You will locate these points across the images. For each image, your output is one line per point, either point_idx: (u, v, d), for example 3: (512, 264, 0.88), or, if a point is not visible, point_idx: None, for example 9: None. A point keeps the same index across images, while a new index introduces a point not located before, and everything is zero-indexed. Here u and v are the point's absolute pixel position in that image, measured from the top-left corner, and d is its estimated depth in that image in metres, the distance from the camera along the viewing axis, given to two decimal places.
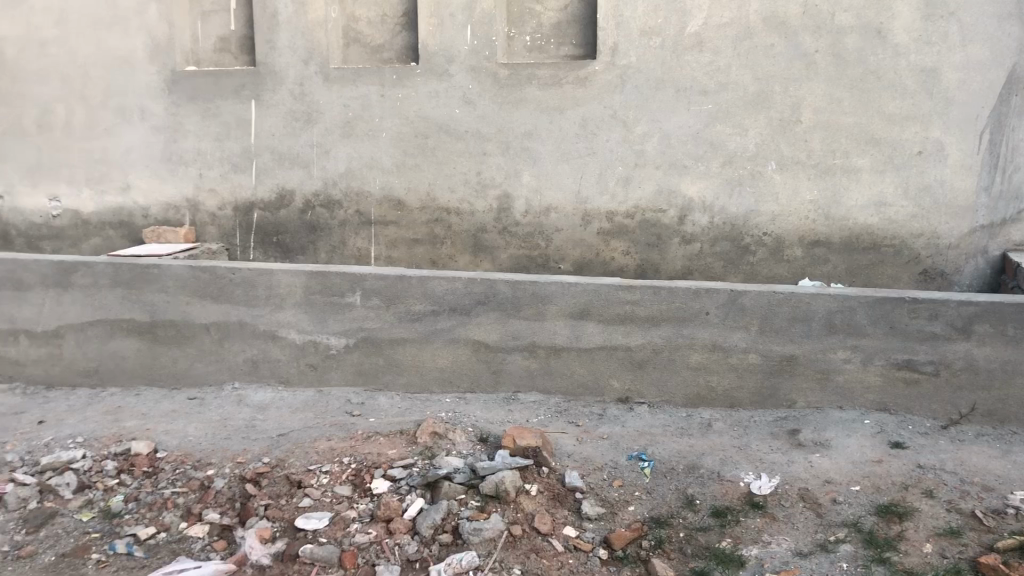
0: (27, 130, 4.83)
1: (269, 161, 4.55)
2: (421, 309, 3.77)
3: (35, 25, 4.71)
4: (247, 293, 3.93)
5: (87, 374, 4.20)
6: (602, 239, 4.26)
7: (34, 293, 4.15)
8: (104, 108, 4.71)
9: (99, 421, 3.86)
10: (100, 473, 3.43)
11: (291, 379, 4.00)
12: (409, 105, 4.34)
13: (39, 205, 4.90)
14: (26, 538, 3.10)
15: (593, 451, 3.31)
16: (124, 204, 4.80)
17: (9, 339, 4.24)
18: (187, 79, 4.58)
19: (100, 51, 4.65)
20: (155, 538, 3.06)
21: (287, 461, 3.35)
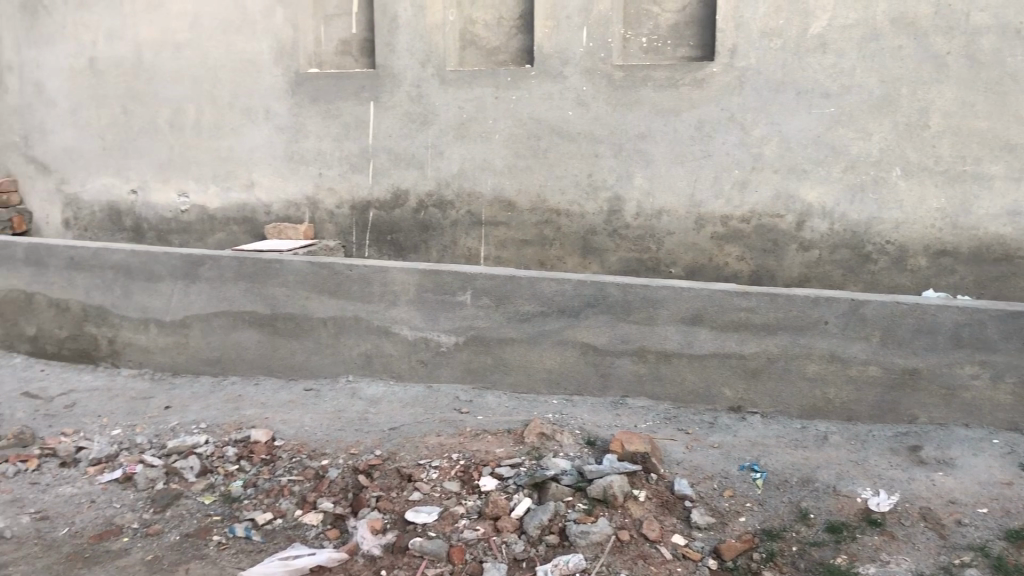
0: (160, 128, 5.07)
1: (385, 161, 4.66)
2: (531, 310, 3.79)
3: (170, 29, 4.95)
4: (362, 289, 4.03)
5: (210, 363, 4.38)
6: (716, 243, 4.19)
7: (164, 284, 4.37)
8: (231, 108, 4.91)
9: (221, 408, 4.02)
10: (222, 459, 3.57)
11: (402, 374, 4.07)
12: (523, 107, 4.37)
13: (169, 200, 5.13)
14: (153, 517, 3.26)
15: (702, 459, 3.26)
16: (248, 200, 4.98)
17: (140, 327, 4.46)
18: (309, 81, 4.73)
19: (230, 53, 4.86)
20: (272, 523, 3.17)
21: (398, 455, 3.42)
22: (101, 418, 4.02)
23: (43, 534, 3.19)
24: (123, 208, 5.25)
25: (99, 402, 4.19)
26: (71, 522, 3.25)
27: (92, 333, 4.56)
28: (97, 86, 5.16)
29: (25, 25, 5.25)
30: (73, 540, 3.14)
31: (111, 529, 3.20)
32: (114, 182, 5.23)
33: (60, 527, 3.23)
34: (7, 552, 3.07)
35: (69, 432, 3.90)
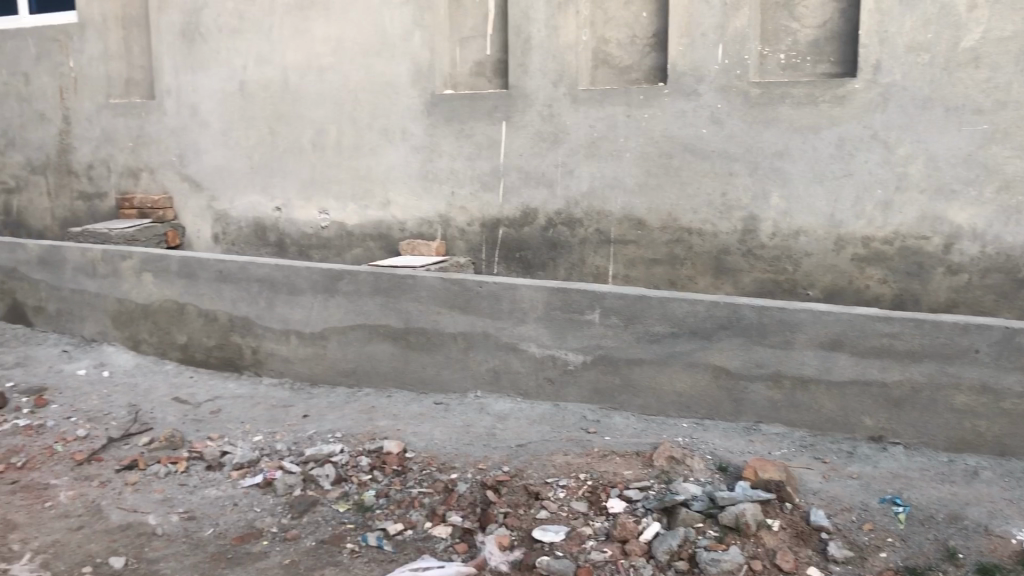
0: (304, 148, 5.29)
1: (516, 180, 4.71)
2: (661, 331, 3.75)
3: (315, 53, 5.17)
4: (492, 306, 4.09)
5: (345, 374, 4.52)
6: (857, 265, 4.04)
7: (304, 297, 4.55)
8: (370, 129, 5.08)
9: (355, 418, 4.14)
10: (355, 468, 3.68)
11: (530, 391, 4.08)
12: (655, 126, 4.34)
13: (310, 217, 5.34)
14: (291, 522, 3.39)
15: (841, 489, 3.13)
16: (384, 217, 5.12)
17: (282, 338, 4.65)
18: (444, 102, 4.84)
19: (370, 75, 5.04)
20: (403, 534, 3.24)
21: (526, 472, 3.44)
22: (244, 425, 4.22)
23: (191, 533, 3.36)
24: (267, 224, 5.49)
25: (242, 409, 4.39)
26: (216, 523, 3.42)
27: (238, 343, 4.79)
28: (246, 108, 5.43)
29: (183, 52, 5.59)
30: (218, 540, 3.30)
31: (252, 532, 3.34)
32: (259, 199, 5.49)
33: (205, 527, 3.40)
34: (158, 548, 3.25)
35: (215, 437, 4.10)
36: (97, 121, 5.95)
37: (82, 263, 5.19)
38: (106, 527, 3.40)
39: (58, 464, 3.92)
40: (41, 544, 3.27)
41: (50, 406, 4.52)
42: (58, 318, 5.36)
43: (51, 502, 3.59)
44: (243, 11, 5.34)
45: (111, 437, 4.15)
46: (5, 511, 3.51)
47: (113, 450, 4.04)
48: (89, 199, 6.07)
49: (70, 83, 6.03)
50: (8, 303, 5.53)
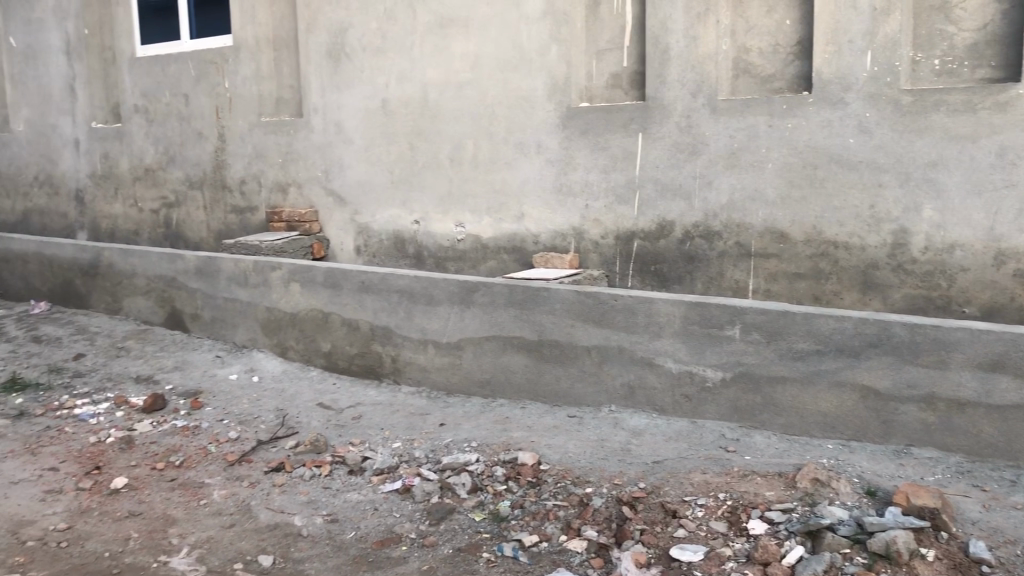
0: (442, 162, 5.41)
1: (653, 192, 4.66)
2: (805, 348, 3.63)
3: (454, 69, 5.28)
4: (628, 319, 4.06)
5: (480, 385, 4.57)
6: (1019, 282, 3.80)
7: (442, 308, 4.64)
8: (506, 143, 5.14)
9: (490, 429, 4.18)
10: (491, 478, 3.72)
11: (666, 407, 4.02)
12: (799, 136, 4.21)
13: (447, 230, 5.45)
14: (429, 529, 3.46)
15: (1003, 520, 2.94)
16: (519, 230, 5.17)
17: (419, 348, 4.75)
18: (580, 115, 4.85)
19: (507, 90, 5.10)
20: (538, 546, 3.25)
21: (663, 489, 3.39)
22: (383, 431, 4.33)
23: (334, 535, 3.47)
24: (406, 236, 5.63)
25: (382, 416, 4.51)
26: (357, 527, 3.52)
27: (378, 352, 4.92)
28: (387, 124, 5.60)
29: (329, 71, 5.81)
30: (359, 544, 3.39)
31: (392, 536, 3.42)
32: (399, 213, 5.64)
33: (347, 530, 3.50)
34: (304, 548, 3.37)
35: (356, 442, 4.23)
36: (250, 138, 6.26)
37: (235, 274, 5.47)
38: (255, 526, 3.55)
39: (212, 464, 4.13)
40: (197, 540, 3.45)
41: (204, 408, 4.77)
42: (212, 325, 5.65)
43: (206, 500, 3.78)
44: (386, 30, 5.52)
45: (260, 440, 4.35)
46: (165, 507, 3.72)
47: (262, 452, 4.22)
48: (241, 212, 6.40)
49: (225, 103, 6.37)
50: (167, 311, 5.87)
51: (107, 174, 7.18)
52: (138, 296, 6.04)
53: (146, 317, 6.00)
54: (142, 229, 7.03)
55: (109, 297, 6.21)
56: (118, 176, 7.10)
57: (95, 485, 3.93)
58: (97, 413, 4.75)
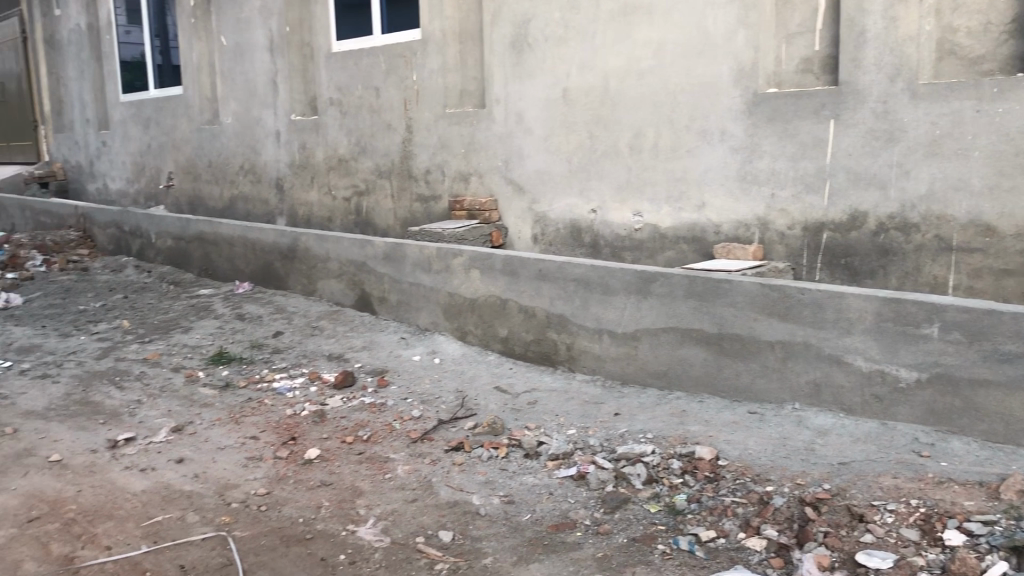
0: (621, 151, 5.38)
1: (844, 181, 4.45)
2: (1013, 350, 3.36)
3: (636, 57, 5.23)
4: (815, 314, 3.90)
5: (657, 376, 4.53)
6: None
7: (619, 298, 4.62)
8: (688, 130, 5.05)
9: (667, 421, 4.15)
10: (667, 470, 3.69)
11: (854, 407, 3.85)
12: (1011, 121, 3.91)
13: (625, 219, 5.42)
14: (603, 516, 3.47)
15: None
16: (699, 220, 5.08)
17: (595, 337, 4.76)
18: (768, 101, 4.69)
19: (691, 77, 5.00)
20: (715, 542, 3.20)
21: (849, 492, 3.25)
22: (559, 417, 4.38)
23: (510, 516, 3.55)
24: (584, 225, 5.65)
25: (558, 402, 4.56)
26: (533, 510, 3.58)
27: (554, 339, 4.97)
28: (567, 114, 5.62)
29: (511, 62, 5.89)
30: (535, 526, 3.45)
31: (567, 521, 3.46)
32: (577, 201, 5.66)
33: (523, 512, 3.57)
34: (482, 527, 3.47)
35: (533, 427, 4.30)
36: (435, 129, 6.47)
37: (420, 259, 5.67)
38: (436, 502, 3.68)
39: (396, 440, 4.31)
40: (382, 512, 3.62)
41: (389, 387, 4.99)
42: (398, 308, 5.90)
43: (391, 474, 3.96)
44: (569, 19, 5.52)
45: (441, 419, 4.50)
46: (353, 478, 3.93)
47: (442, 432, 4.37)
48: (426, 201, 6.63)
49: (413, 95, 6.61)
50: (357, 293, 6.18)
51: (304, 163, 7.62)
52: (330, 279, 6.38)
53: (337, 299, 6.34)
54: (335, 216, 7.43)
55: (305, 280, 6.60)
56: (314, 166, 7.52)
57: (291, 454, 4.19)
58: (294, 387, 5.07)
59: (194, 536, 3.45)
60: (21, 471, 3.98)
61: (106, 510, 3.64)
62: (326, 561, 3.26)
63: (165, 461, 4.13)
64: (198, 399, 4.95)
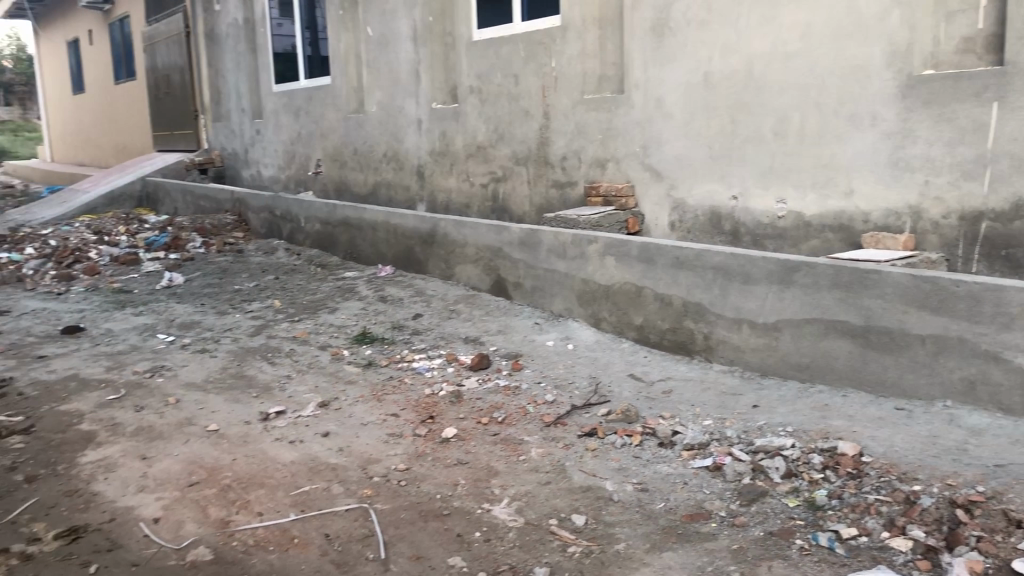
0: (765, 137, 5.23)
1: (1007, 167, 4.20)
2: None
3: (782, 40, 5.05)
4: (971, 308, 3.70)
5: (799, 368, 4.41)
6: None
7: (759, 287, 4.52)
8: (836, 115, 4.86)
9: (808, 414, 4.03)
10: (807, 465, 3.60)
11: (1013, 407, 3.63)
12: None
13: (768, 207, 5.28)
14: (740, 509, 3.42)
15: None
16: (847, 208, 4.90)
17: (734, 327, 4.67)
18: (924, 84, 4.47)
19: (840, 60, 4.80)
20: (857, 540, 3.10)
21: (1006, 495, 3.08)
22: (695, 407, 4.33)
23: (643, 503, 3.55)
24: (724, 213, 5.55)
25: (693, 392, 4.51)
26: (667, 499, 3.56)
27: (691, 328, 4.91)
28: (709, 99, 5.50)
29: (651, 46, 5.81)
30: (669, 515, 3.44)
31: (702, 512, 3.43)
32: (717, 188, 5.56)
33: (657, 500, 3.56)
34: (615, 513, 3.48)
35: (667, 416, 4.28)
36: (573, 115, 6.48)
37: (555, 245, 5.70)
38: (569, 486, 3.72)
39: (530, 423, 4.37)
40: (516, 492, 3.68)
41: (524, 370, 5.06)
42: (532, 294, 5.96)
43: (525, 456, 4.02)
44: (712, 2, 5.38)
45: (574, 404, 4.54)
46: (488, 459, 4.01)
47: (576, 417, 4.40)
48: (563, 187, 6.65)
49: (551, 82, 6.63)
50: (493, 279, 6.28)
51: (444, 151, 7.79)
52: (468, 264, 6.51)
53: (474, 284, 6.46)
54: (473, 202, 7.57)
55: (444, 264, 6.76)
56: (453, 153, 7.67)
57: (429, 432, 4.32)
58: (432, 367, 5.22)
59: (338, 507, 3.60)
60: (182, 438, 4.27)
61: (258, 478, 3.86)
62: (462, 538, 3.34)
63: (312, 435, 4.34)
64: (342, 377, 5.16)
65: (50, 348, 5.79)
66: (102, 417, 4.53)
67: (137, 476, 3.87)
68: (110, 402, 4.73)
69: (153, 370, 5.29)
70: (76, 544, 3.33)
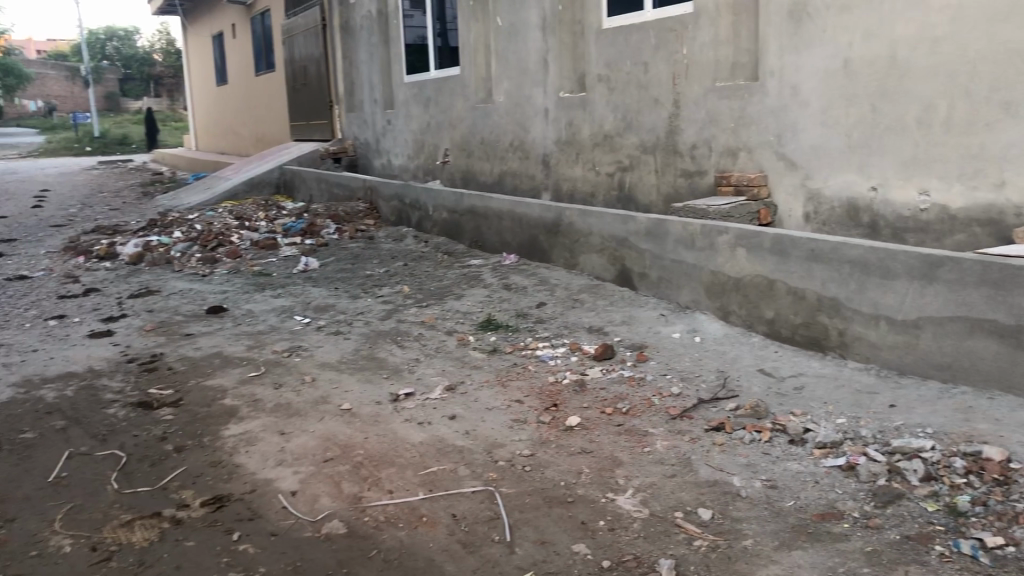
0: (908, 125, 5.00)
1: None
2: None
3: (930, 23, 4.80)
4: None
5: (940, 368, 4.22)
6: None
7: (899, 282, 4.33)
8: (988, 102, 4.60)
9: (950, 416, 3.85)
10: (949, 469, 3.45)
11: None
12: None
13: (910, 198, 5.06)
14: (875, 510, 3.30)
15: None
16: (997, 200, 4.64)
17: (871, 323, 4.50)
18: None
19: (994, 44, 4.52)
20: (1003, 549, 2.94)
21: None
22: (827, 405, 4.21)
23: (772, 500, 3.47)
24: (861, 204, 5.35)
25: (825, 389, 4.37)
26: (797, 497, 3.47)
27: (825, 323, 4.76)
28: (849, 86, 5.30)
29: (788, 32, 5.64)
30: (799, 513, 3.35)
31: (833, 512, 3.33)
32: (855, 178, 5.36)
33: (786, 498, 3.48)
34: (742, 509, 3.42)
35: (798, 413, 4.17)
36: (703, 103, 6.36)
37: (683, 236, 5.62)
38: (695, 479, 3.68)
39: (656, 415, 4.34)
40: (641, 483, 3.67)
41: (649, 362, 5.03)
42: (658, 285, 5.90)
43: (650, 448, 4.00)
44: None
45: (701, 398, 4.48)
46: (613, 449, 4.01)
47: (703, 410, 4.35)
48: (691, 177, 6.55)
49: (683, 69, 6.52)
50: (618, 268, 6.25)
51: (570, 140, 7.79)
52: (593, 253, 6.49)
53: (599, 273, 6.44)
54: (598, 191, 7.54)
55: (569, 253, 6.77)
56: (580, 142, 7.66)
57: (553, 419, 4.35)
58: (556, 355, 5.24)
59: (465, 488, 3.68)
60: (318, 415, 4.44)
61: (388, 457, 3.98)
62: (587, 525, 3.36)
63: (440, 417, 4.44)
64: (468, 362, 5.26)
65: (196, 326, 6.13)
66: (244, 393, 4.77)
67: (276, 450, 4.05)
68: (251, 379, 4.97)
69: (290, 349, 5.52)
70: (221, 511, 3.52)
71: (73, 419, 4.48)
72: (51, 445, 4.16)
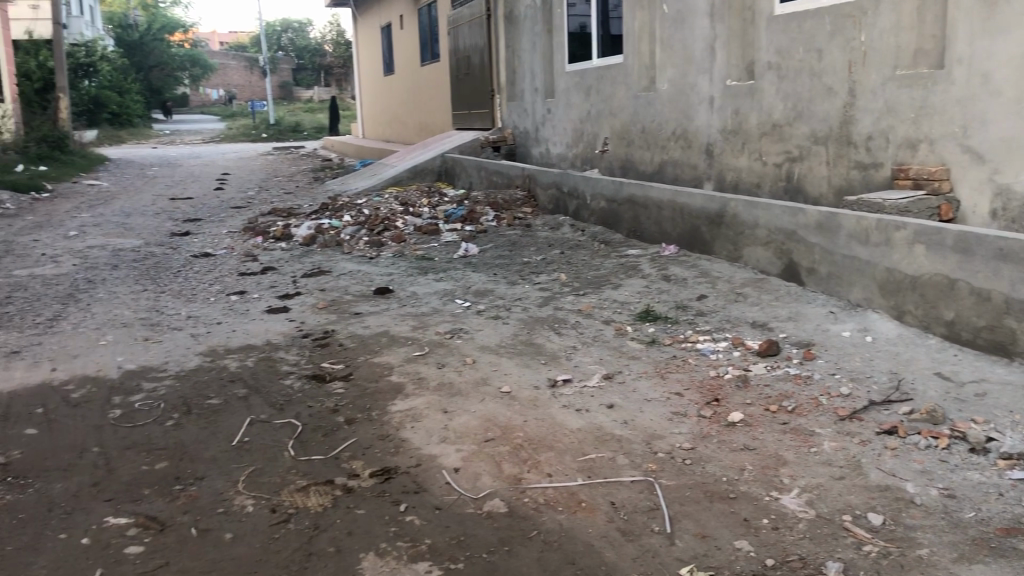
0: None
1: None
2: None
3: None
4: None
5: None
6: None
7: None
8: None
9: None
10: None
11: None
12: None
13: None
14: None
15: None
16: None
17: None
18: None
19: None
20: None
21: None
22: (1013, 414, 3.96)
23: (951, 510, 3.30)
24: None
25: (1011, 396, 4.10)
26: (978, 508, 3.28)
27: (1012, 327, 4.46)
28: None
29: (981, 17, 5.29)
30: (980, 526, 3.17)
31: (1020, 527, 3.13)
32: None
33: (966, 509, 3.29)
34: (917, 516, 3.26)
35: (980, 421, 3.94)
36: (882, 92, 6.07)
37: (857, 231, 5.40)
38: (865, 483, 3.54)
39: (823, 415, 4.20)
40: (807, 484, 3.57)
41: (816, 360, 4.86)
42: (827, 280, 5.70)
43: (817, 448, 3.88)
44: None
45: (873, 400, 4.30)
46: (777, 447, 3.91)
47: (874, 412, 4.17)
48: (866, 169, 6.28)
49: (859, 57, 6.23)
50: (784, 262, 6.06)
51: (736, 129, 7.60)
52: (758, 246, 6.33)
53: (764, 267, 6.28)
54: (764, 182, 7.34)
55: (732, 245, 6.63)
56: (746, 131, 7.47)
57: (714, 414, 4.29)
58: (718, 349, 5.16)
59: (624, 477, 3.68)
60: (479, 396, 4.55)
61: (548, 441, 4.03)
62: (750, 523, 3.30)
63: (598, 405, 4.46)
64: (626, 351, 5.25)
65: (365, 305, 6.40)
66: (409, 371, 4.95)
67: (440, 428, 4.19)
68: (416, 358, 5.15)
69: (453, 331, 5.67)
70: (388, 483, 3.67)
71: (254, 388, 4.77)
72: (235, 411, 4.46)
